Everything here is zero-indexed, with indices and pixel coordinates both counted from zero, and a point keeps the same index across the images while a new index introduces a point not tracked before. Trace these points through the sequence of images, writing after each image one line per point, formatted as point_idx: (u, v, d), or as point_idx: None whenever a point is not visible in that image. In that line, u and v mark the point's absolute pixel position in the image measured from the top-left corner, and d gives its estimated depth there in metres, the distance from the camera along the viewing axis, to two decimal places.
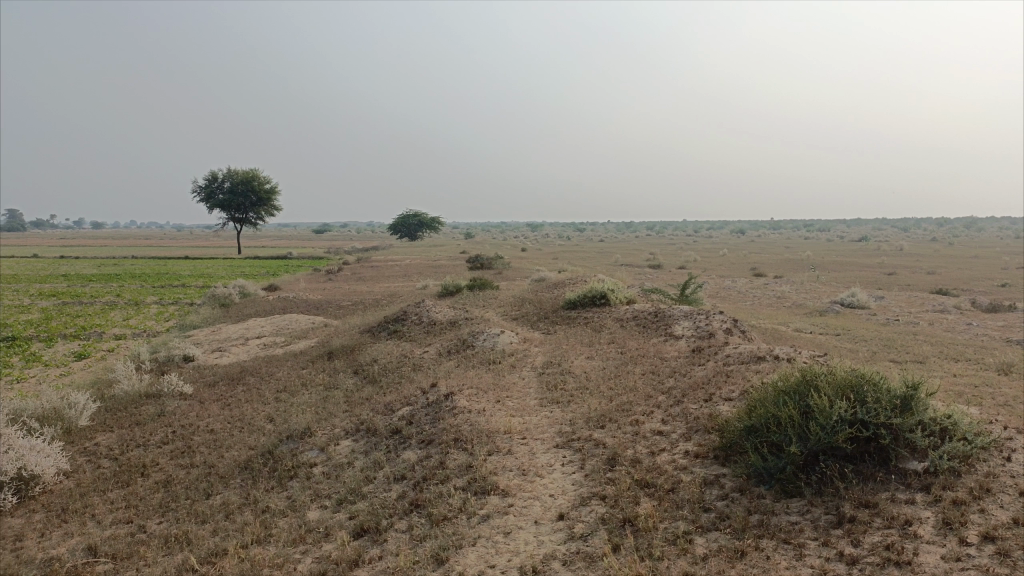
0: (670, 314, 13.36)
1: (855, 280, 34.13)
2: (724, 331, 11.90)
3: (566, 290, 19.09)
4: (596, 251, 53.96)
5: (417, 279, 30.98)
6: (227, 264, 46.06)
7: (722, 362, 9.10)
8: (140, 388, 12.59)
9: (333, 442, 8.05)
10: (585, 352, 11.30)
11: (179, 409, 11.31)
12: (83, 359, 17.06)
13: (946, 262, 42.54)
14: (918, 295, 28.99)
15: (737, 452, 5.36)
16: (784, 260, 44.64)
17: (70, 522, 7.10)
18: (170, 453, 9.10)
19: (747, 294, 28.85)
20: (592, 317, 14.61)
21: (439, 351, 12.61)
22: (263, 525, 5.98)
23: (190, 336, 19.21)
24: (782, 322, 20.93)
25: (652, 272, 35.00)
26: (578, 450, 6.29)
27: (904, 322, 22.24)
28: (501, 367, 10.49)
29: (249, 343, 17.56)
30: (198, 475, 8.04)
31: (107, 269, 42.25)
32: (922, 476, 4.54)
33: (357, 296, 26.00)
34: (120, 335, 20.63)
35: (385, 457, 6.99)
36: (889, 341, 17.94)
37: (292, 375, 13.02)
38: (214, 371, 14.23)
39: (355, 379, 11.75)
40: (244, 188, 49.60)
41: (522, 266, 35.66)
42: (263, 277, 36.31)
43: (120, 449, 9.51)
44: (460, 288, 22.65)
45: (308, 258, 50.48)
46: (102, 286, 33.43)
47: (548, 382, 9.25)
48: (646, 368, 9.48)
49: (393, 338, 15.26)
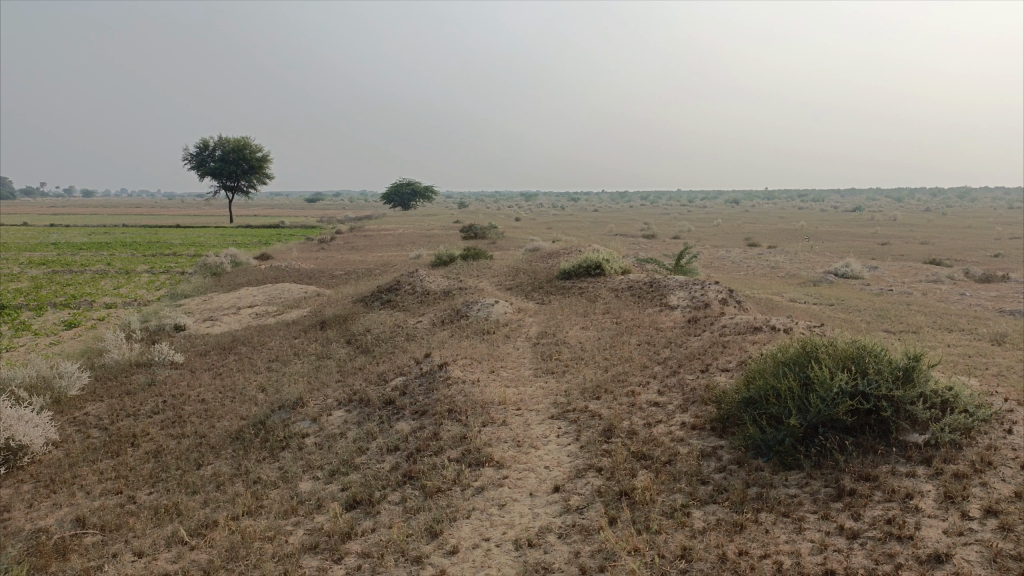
0: (665, 284, 13.27)
1: (849, 250, 34.09)
2: (719, 301, 11.82)
3: (561, 259, 18.96)
4: (590, 220, 53.74)
5: (411, 249, 30.78)
6: (219, 233, 45.69)
7: (718, 333, 9.02)
8: (131, 357, 12.47)
9: (325, 412, 7.96)
10: (579, 322, 11.22)
11: (170, 379, 11.21)
12: (73, 328, 16.91)
13: (939, 232, 42.56)
14: (912, 265, 28.99)
15: (735, 424, 5.29)
16: (779, 230, 44.56)
17: (59, 493, 7.02)
18: (161, 423, 9.01)
19: (741, 264, 28.79)
20: (586, 287, 14.51)
21: (433, 321, 12.51)
22: (254, 497, 5.90)
23: (182, 305, 19.06)
24: (776, 292, 20.88)
25: (647, 242, 34.88)
26: (573, 422, 6.22)
27: (898, 292, 22.23)
28: (495, 337, 10.40)
29: (241, 313, 17.42)
30: (189, 445, 7.96)
31: (98, 238, 41.88)
32: (923, 449, 4.47)
33: (349, 266, 25.83)
34: (110, 304, 20.45)
35: (378, 428, 6.91)
36: (883, 311, 17.90)
37: (284, 345, 12.91)
38: (206, 340, 14.11)
39: (348, 349, 11.65)
40: (235, 155, 49.07)
41: (516, 235, 35.48)
42: (255, 245, 36.10)
43: (109, 419, 9.42)
44: (453, 257, 22.49)
45: (300, 227, 50.16)
46: (93, 254, 33.13)
47: (543, 352, 9.17)
48: (642, 338, 9.40)
49: (386, 307, 15.14)
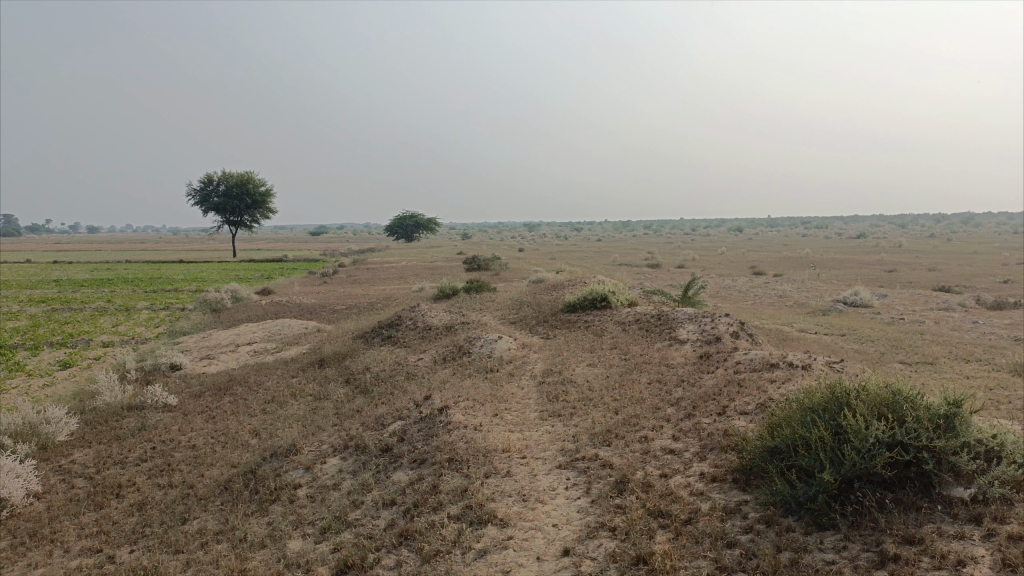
0: (673, 317, 12.87)
1: (856, 277, 33.73)
2: (731, 334, 11.41)
3: (565, 292, 18.59)
4: (593, 251, 53.45)
5: (414, 282, 30.46)
6: (222, 268, 45.50)
7: (732, 370, 8.59)
8: (123, 400, 12.05)
9: (319, 460, 7.54)
10: (586, 359, 10.81)
11: (162, 423, 10.79)
12: (68, 369, 16.51)
13: (947, 258, 42.21)
14: (921, 292, 28.57)
15: (759, 476, 4.87)
16: (785, 258, 44.21)
17: (35, 551, 6.58)
18: (149, 472, 8.57)
19: (748, 294, 28.41)
20: (592, 321, 14.10)
21: (434, 358, 12.10)
22: (239, 558, 5.47)
23: (180, 343, 18.70)
24: (786, 322, 20.45)
25: (652, 272, 34.54)
26: (582, 473, 5.78)
27: (909, 321, 21.80)
28: (499, 376, 9.98)
29: (240, 350, 17.01)
30: (176, 497, 7.52)
31: (100, 274, 41.70)
32: (971, 505, 4.02)
33: (351, 300, 25.49)
34: (107, 343, 20.08)
35: (374, 480, 6.48)
36: (896, 341, 17.45)
37: (281, 385, 12.50)
38: (202, 380, 13.70)
39: (347, 388, 11.23)
40: (239, 190, 49.08)
41: (520, 267, 35.20)
42: (257, 280, 35.81)
43: (96, 467, 8.98)
44: (456, 290, 22.15)
45: (302, 261, 49.97)
46: (93, 291, 32.90)
47: (549, 392, 8.73)
48: (652, 376, 8.96)
49: (387, 344, 14.75)
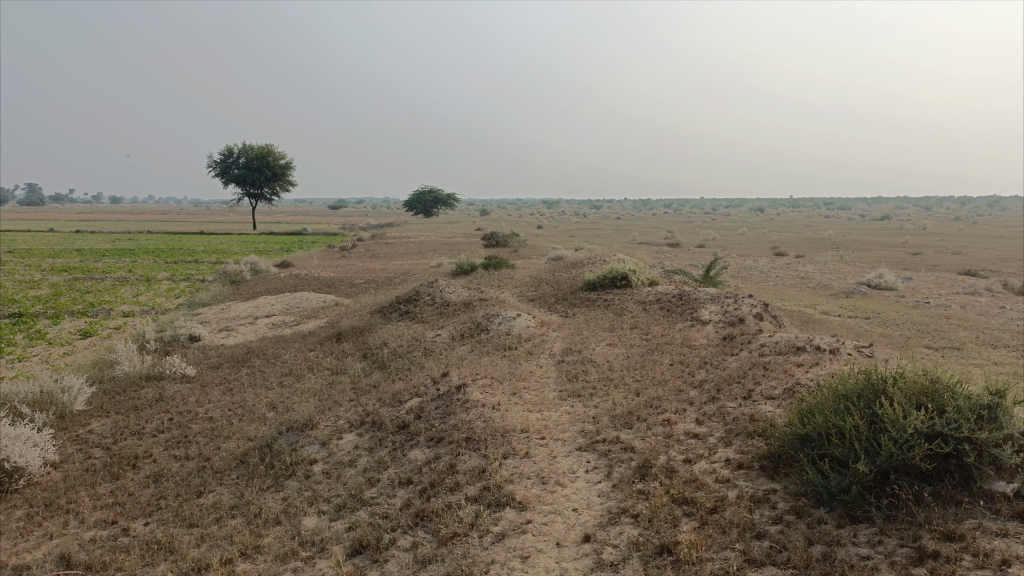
0: (695, 296, 12.65)
1: (880, 260, 33.21)
2: (754, 315, 11.18)
3: (585, 270, 18.40)
4: (612, 229, 53.04)
5: (433, 257, 30.37)
6: (242, 240, 45.62)
7: (757, 353, 8.40)
8: (141, 370, 12.04)
9: (336, 436, 7.45)
10: (607, 338, 10.64)
11: (179, 394, 10.77)
12: (88, 338, 16.58)
13: (973, 241, 41.45)
14: (946, 276, 28.07)
15: (789, 465, 4.71)
16: (807, 239, 43.69)
17: (50, 521, 6.55)
18: (166, 443, 8.53)
19: (770, 274, 28.07)
20: (612, 300, 13.91)
21: (452, 335, 11.97)
22: (253, 534, 5.39)
23: (199, 314, 18.73)
24: (809, 304, 20.14)
25: (672, 251, 34.21)
26: (603, 456, 5.63)
27: (935, 305, 21.40)
28: (517, 354, 9.84)
29: (258, 323, 16.99)
30: (191, 470, 7.47)
31: (122, 244, 41.92)
32: (1014, 501, 3.82)
33: (370, 275, 25.44)
34: (128, 312, 20.16)
35: (390, 457, 6.39)
36: (921, 326, 17.12)
37: (299, 358, 12.44)
38: (220, 352, 13.68)
39: (364, 363, 11.14)
40: (259, 163, 49.06)
41: (539, 243, 34.96)
42: (276, 253, 35.88)
43: (113, 437, 8.96)
44: (474, 266, 22.01)
45: (321, 235, 50.04)
46: (115, 261, 33.08)
47: (568, 372, 8.59)
48: (674, 357, 8.78)
49: (405, 319, 14.66)
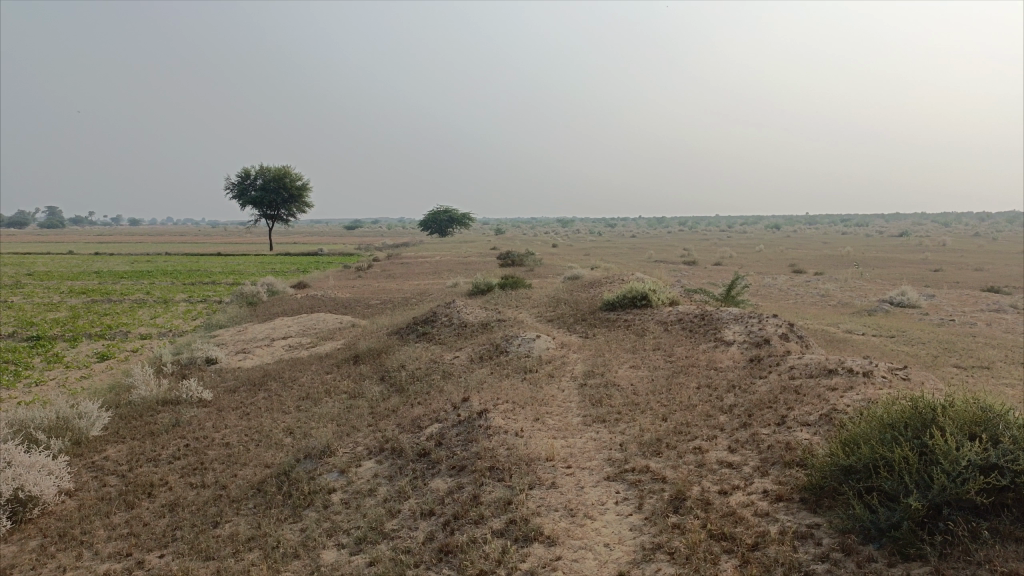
0: (717, 316, 12.41)
1: (900, 277, 32.79)
2: (779, 336, 10.92)
3: (603, 290, 18.20)
4: (627, 247, 52.86)
5: (449, 277, 30.27)
6: (258, 261, 45.74)
7: (786, 375, 8.15)
8: (157, 395, 11.93)
9: (354, 463, 7.28)
10: (629, 360, 10.41)
11: (196, 419, 10.64)
12: (105, 361, 16.53)
13: (994, 257, 40.92)
14: (970, 293, 27.62)
15: (832, 498, 4.48)
16: (825, 256, 43.26)
17: (64, 553, 6.39)
18: (181, 470, 8.39)
19: (789, 292, 27.73)
20: (632, 320, 13.69)
21: (471, 357, 11.79)
22: (271, 568, 5.21)
23: (215, 336, 18.66)
24: (831, 323, 19.81)
25: (688, 269, 33.95)
26: (632, 486, 5.41)
27: (960, 322, 21.00)
28: (538, 377, 9.64)
29: (274, 345, 16.89)
30: (207, 499, 7.31)
31: (140, 266, 42.15)
32: None
33: (386, 295, 25.34)
34: (145, 335, 20.14)
35: (411, 486, 6.20)
36: (948, 344, 16.76)
37: (315, 381, 12.30)
38: (236, 375, 13.55)
39: (382, 387, 10.97)
40: (276, 184, 49.36)
41: (554, 263, 34.79)
42: (292, 274, 35.90)
43: (129, 464, 8.82)
44: (491, 286, 21.85)
45: (336, 255, 50.11)
46: (133, 283, 33.21)
47: (591, 395, 8.37)
48: (700, 380, 8.55)
49: (422, 340, 14.50)
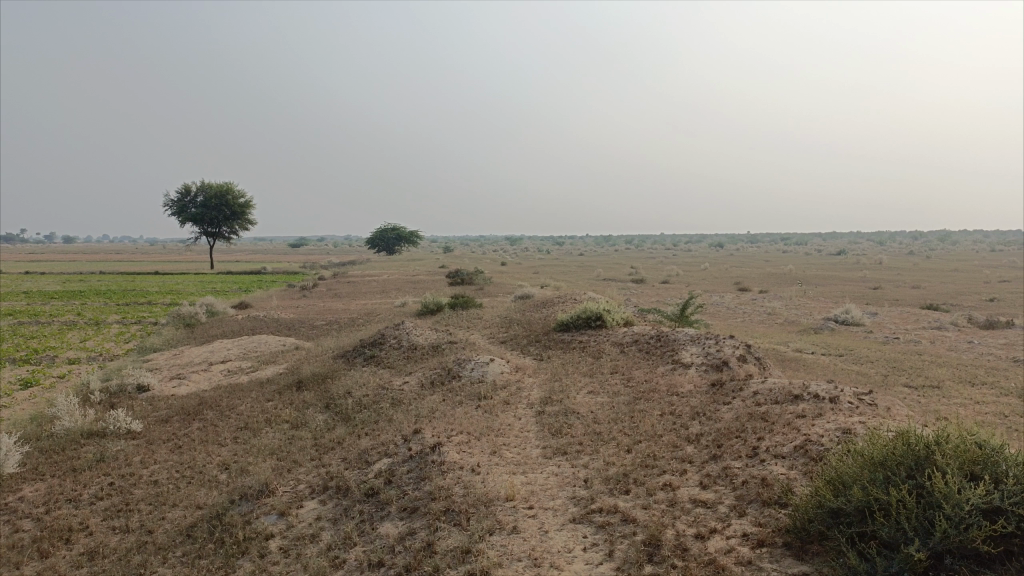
0: (674, 338, 12.12)
1: (842, 294, 33.38)
2: (738, 357, 10.65)
3: (556, 309, 17.85)
4: (576, 265, 52.93)
5: (397, 296, 29.66)
6: (199, 280, 44.25)
7: (751, 402, 7.82)
8: (82, 426, 11.08)
9: (295, 503, 6.69)
10: (587, 385, 10.02)
11: (124, 453, 9.86)
12: (28, 389, 15.46)
13: (929, 275, 42.16)
14: (910, 310, 28.16)
15: (819, 543, 4.14)
16: (769, 274, 43.94)
17: None
18: (104, 513, 7.63)
19: (737, 311, 27.90)
20: (587, 342, 13.33)
21: (421, 382, 11.24)
22: None
23: (149, 361, 17.67)
24: (781, 342, 19.82)
25: (637, 288, 34.01)
26: (600, 529, 4.98)
27: (904, 340, 21.26)
28: (493, 404, 9.16)
29: (213, 369, 16.05)
30: (131, 546, 6.62)
31: (72, 286, 40.36)
32: None
33: (331, 315, 24.60)
34: (73, 359, 19.02)
35: (358, 531, 5.67)
36: (897, 363, 16.82)
37: (255, 409, 11.60)
38: (171, 403, 12.74)
39: (327, 415, 10.36)
40: (217, 201, 47.95)
41: (504, 281, 34.46)
42: (233, 294, 34.81)
43: (45, 505, 8.03)
44: (441, 305, 21.35)
45: (281, 273, 48.98)
46: (65, 303, 31.69)
47: (550, 424, 7.94)
48: (663, 406, 8.19)
49: (370, 364, 13.91)
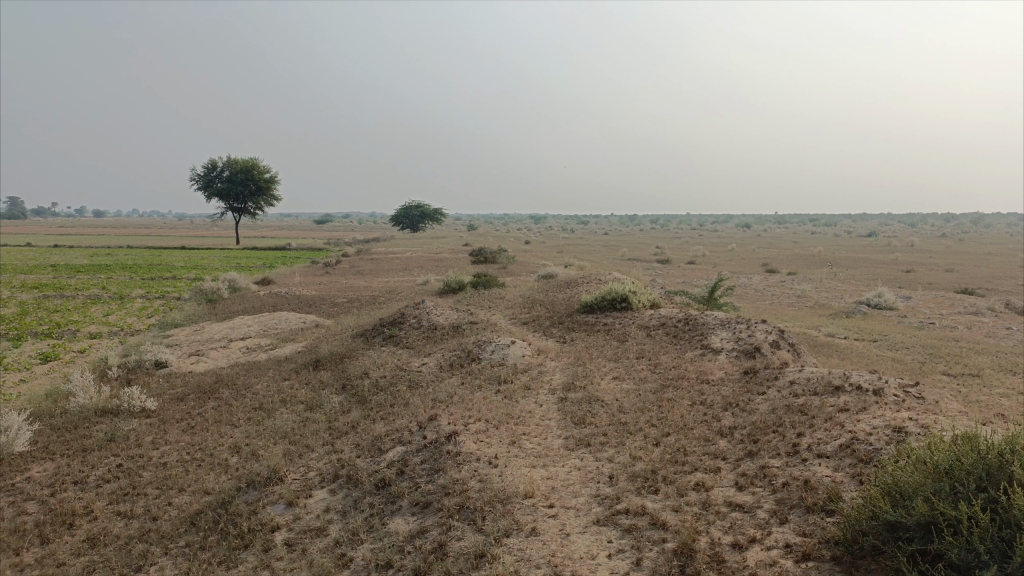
0: (703, 321, 11.62)
1: (874, 277, 32.54)
2: (770, 343, 10.13)
3: (579, 290, 17.36)
4: (601, 244, 52.25)
5: (419, 274, 29.33)
6: (224, 255, 44.30)
7: (787, 393, 7.35)
8: (96, 404, 10.86)
9: (304, 493, 6.37)
10: (612, 371, 9.59)
11: (136, 432, 9.62)
12: (47, 364, 15.35)
13: (963, 258, 41.06)
14: (944, 294, 27.30)
15: (873, 559, 3.72)
16: (797, 255, 43.06)
17: None
18: (110, 496, 7.36)
19: (766, 293, 27.25)
20: (612, 325, 12.86)
21: (440, 364, 10.88)
22: None
23: (169, 336, 17.51)
24: (812, 325, 19.18)
25: (663, 268, 33.37)
26: (627, 533, 4.58)
27: (939, 326, 20.54)
28: (514, 389, 8.78)
29: (231, 346, 15.81)
30: (134, 534, 6.34)
31: (99, 259, 40.50)
32: None
33: (353, 293, 24.33)
34: (95, 334, 18.93)
35: (366, 527, 5.32)
36: (933, 349, 16.15)
37: (271, 389, 11.32)
38: (187, 381, 12.53)
39: (343, 397, 10.04)
40: (243, 176, 47.86)
41: (527, 260, 33.99)
42: (257, 269, 34.74)
43: (52, 487, 7.79)
44: (463, 284, 20.96)
45: (305, 249, 48.92)
46: (90, 277, 31.78)
47: (573, 413, 7.53)
48: (692, 395, 7.74)
49: (389, 344, 13.59)
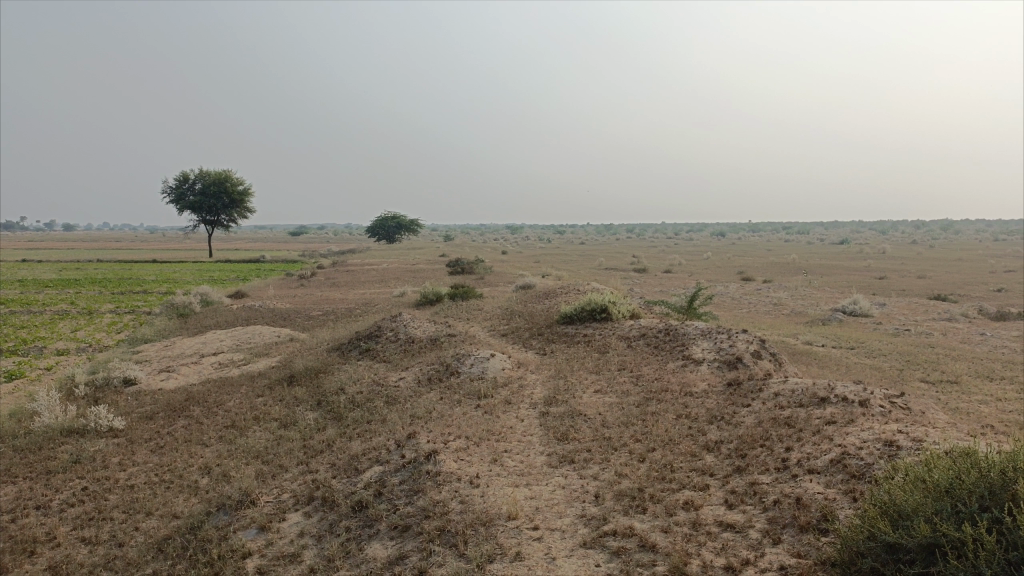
0: (684, 332, 11.51)
1: (848, 284, 32.78)
2: (752, 353, 10.03)
3: (558, 301, 17.21)
4: (578, 254, 52.20)
5: (395, 286, 29.05)
6: (197, 268, 43.67)
7: (772, 404, 7.23)
8: (62, 423, 10.49)
9: (278, 516, 6.12)
10: (594, 383, 9.43)
11: (103, 453, 9.28)
12: (11, 382, 14.88)
13: (934, 265, 41.59)
14: (918, 301, 27.52)
15: None
16: (773, 263, 43.36)
17: None
18: (74, 521, 7.05)
19: (743, 301, 27.31)
20: (592, 336, 12.72)
21: (418, 378, 10.66)
22: None
23: (139, 353, 17.07)
24: (790, 334, 19.19)
25: (640, 277, 33.37)
26: (615, 556, 4.40)
27: (915, 332, 20.65)
28: (494, 404, 8.59)
29: (204, 362, 15.44)
30: (99, 562, 6.04)
31: (68, 274, 39.68)
32: None
33: (329, 306, 23.99)
34: (62, 351, 18.42)
35: (344, 552, 5.08)
36: (911, 357, 16.18)
37: (244, 406, 11.02)
38: (158, 398, 12.19)
39: (318, 414, 9.78)
40: (216, 188, 47.28)
41: (505, 270, 33.85)
42: (230, 282, 34.22)
43: (13, 512, 7.45)
44: (440, 296, 20.72)
45: (279, 262, 48.35)
46: (58, 292, 31.04)
47: (555, 428, 7.34)
48: (676, 408, 7.60)
49: (365, 358, 13.34)
